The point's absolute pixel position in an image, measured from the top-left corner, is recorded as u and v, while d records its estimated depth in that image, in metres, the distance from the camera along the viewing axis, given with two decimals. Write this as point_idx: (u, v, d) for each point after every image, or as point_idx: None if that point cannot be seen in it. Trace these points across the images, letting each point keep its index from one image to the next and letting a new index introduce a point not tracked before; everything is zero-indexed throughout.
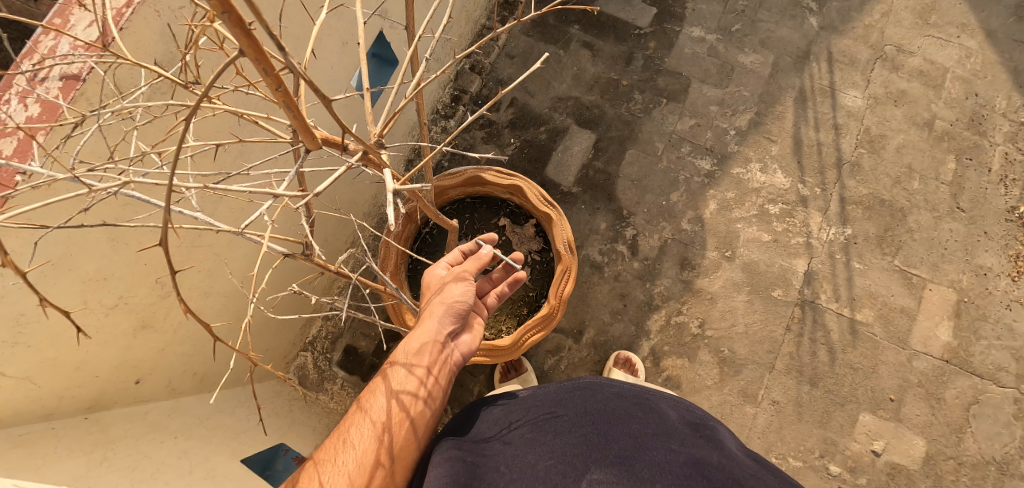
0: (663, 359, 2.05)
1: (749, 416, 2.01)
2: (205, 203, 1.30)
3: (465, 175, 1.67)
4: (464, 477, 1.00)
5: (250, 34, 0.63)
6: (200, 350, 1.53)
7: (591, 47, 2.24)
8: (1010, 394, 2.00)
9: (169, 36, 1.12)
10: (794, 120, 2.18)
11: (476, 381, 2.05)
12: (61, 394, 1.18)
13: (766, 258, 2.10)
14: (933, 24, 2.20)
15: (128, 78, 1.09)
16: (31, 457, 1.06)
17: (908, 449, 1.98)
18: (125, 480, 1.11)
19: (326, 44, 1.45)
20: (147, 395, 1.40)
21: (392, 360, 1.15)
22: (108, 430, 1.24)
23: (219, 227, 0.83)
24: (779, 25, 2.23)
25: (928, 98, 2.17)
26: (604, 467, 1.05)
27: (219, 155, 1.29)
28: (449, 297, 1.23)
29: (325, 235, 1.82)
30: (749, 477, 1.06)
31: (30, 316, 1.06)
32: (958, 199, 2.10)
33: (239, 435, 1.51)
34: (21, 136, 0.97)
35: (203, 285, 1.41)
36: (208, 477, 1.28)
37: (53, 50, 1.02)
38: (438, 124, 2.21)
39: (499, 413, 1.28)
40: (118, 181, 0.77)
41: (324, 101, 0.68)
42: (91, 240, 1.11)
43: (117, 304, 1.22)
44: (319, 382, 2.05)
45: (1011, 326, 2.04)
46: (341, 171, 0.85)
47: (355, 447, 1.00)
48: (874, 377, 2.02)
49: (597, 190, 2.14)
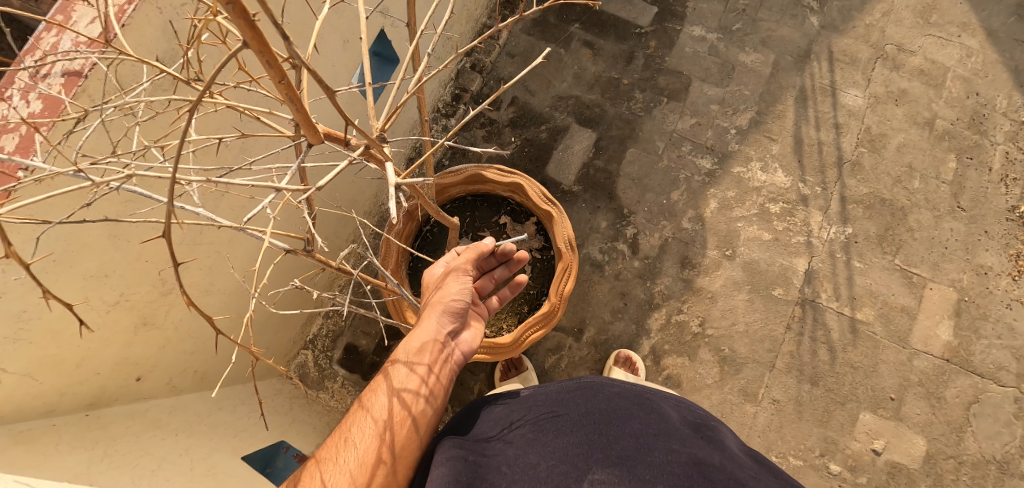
0: (663, 358, 2.05)
1: (749, 415, 2.01)
2: (206, 200, 1.30)
3: (467, 173, 1.67)
4: (466, 477, 1.00)
5: (254, 26, 0.63)
6: (201, 347, 1.53)
7: (591, 46, 2.24)
8: (1010, 393, 2.00)
9: (171, 33, 1.12)
10: (795, 119, 2.18)
11: (476, 380, 2.05)
12: (62, 391, 1.18)
13: (766, 257, 2.10)
14: (934, 23, 2.20)
15: (130, 74, 1.09)
16: (32, 453, 1.06)
17: (908, 448, 1.98)
18: (126, 477, 1.11)
19: (327, 41, 1.45)
20: (148, 392, 1.40)
21: (392, 359, 1.15)
22: (109, 427, 1.24)
23: (221, 222, 0.82)
24: (780, 24, 2.23)
25: (928, 97, 2.17)
26: (606, 467, 1.05)
27: (220, 151, 1.29)
28: (448, 295, 1.23)
29: (326, 233, 1.82)
30: (750, 478, 1.06)
31: (32, 312, 1.06)
32: (959, 199, 2.10)
33: (240, 433, 1.51)
34: (23, 132, 0.97)
35: (204, 282, 1.41)
36: (209, 474, 1.28)
37: (55, 47, 1.02)
38: (439, 123, 2.21)
39: (500, 413, 1.27)
40: (121, 175, 0.77)
41: (328, 93, 0.68)
42: (93, 236, 1.11)
43: (118, 301, 1.22)
44: (320, 380, 2.05)
45: (1011, 325, 2.04)
46: (343, 166, 0.84)
47: (356, 446, 1.00)
48: (874, 376, 2.02)
49: (597, 189, 2.14)
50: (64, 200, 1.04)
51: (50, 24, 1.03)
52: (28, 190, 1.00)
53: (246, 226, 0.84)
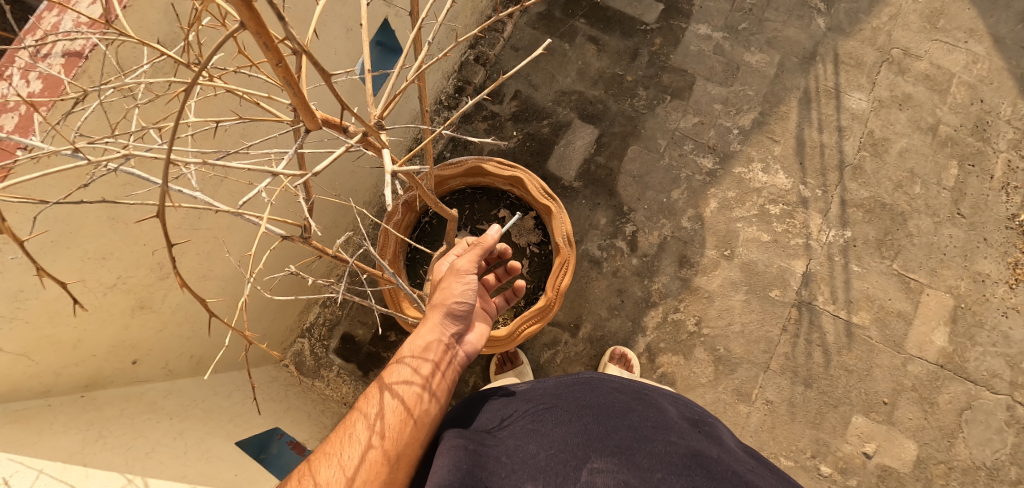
0: (658, 356, 2.05)
1: (742, 415, 2.02)
2: (205, 185, 1.31)
3: (467, 165, 1.67)
4: (466, 465, 1.00)
5: (250, 6, 0.62)
6: (197, 332, 1.53)
7: (596, 42, 2.23)
8: (1004, 401, 2.00)
9: (173, 16, 1.12)
10: (797, 121, 2.18)
11: (471, 372, 2.06)
12: (58, 371, 1.19)
13: (765, 258, 2.10)
14: (941, 28, 2.19)
15: (130, 57, 1.10)
16: (27, 433, 1.07)
17: (899, 452, 1.99)
18: (120, 459, 1.12)
19: (329, 28, 1.45)
20: (143, 375, 1.41)
21: (398, 357, 1.16)
22: (103, 409, 1.25)
23: (218, 207, 0.82)
24: (786, 24, 2.22)
25: (933, 102, 2.16)
26: (605, 455, 1.05)
27: (219, 135, 1.30)
28: (454, 297, 1.22)
29: (325, 222, 1.84)
30: (748, 472, 1.06)
31: (29, 292, 1.06)
32: (959, 205, 2.10)
33: (235, 418, 1.52)
34: (23, 112, 0.98)
35: (202, 268, 1.42)
36: (202, 457, 1.29)
37: (55, 27, 1.02)
38: (441, 115, 2.20)
39: (498, 406, 1.27)
40: (119, 155, 0.77)
41: (325, 77, 0.68)
42: (91, 219, 1.11)
43: (116, 283, 1.23)
44: (316, 369, 2.06)
45: (1007, 333, 2.04)
46: (341, 151, 0.83)
47: (360, 442, 1.01)
48: (868, 379, 2.03)
49: (598, 186, 2.14)
50: (61, 180, 1.04)
51: (52, 3, 1.04)
52: (26, 168, 1.00)
53: (242, 211, 0.84)
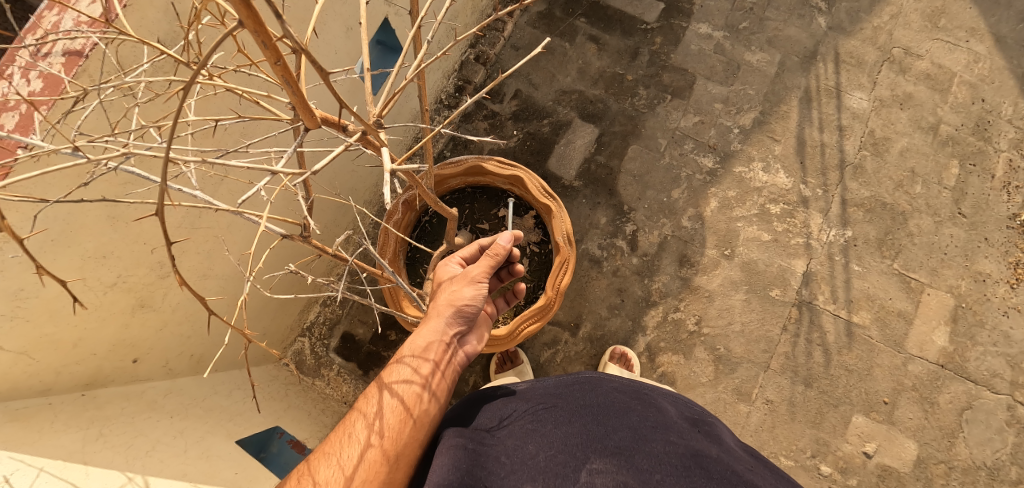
0: (658, 356, 2.05)
1: (741, 415, 2.02)
2: (205, 184, 1.31)
3: (467, 164, 1.67)
4: (465, 464, 1.00)
5: (248, 5, 0.62)
6: (198, 331, 1.54)
7: (596, 41, 2.23)
8: (1004, 401, 2.00)
9: (173, 15, 1.12)
10: (797, 120, 2.18)
11: (472, 372, 2.07)
12: (59, 370, 1.19)
13: (765, 258, 2.10)
14: (942, 27, 2.19)
15: (131, 56, 1.10)
16: (27, 431, 1.07)
17: (899, 451, 1.99)
18: (120, 457, 1.13)
19: (329, 27, 1.45)
20: (144, 374, 1.41)
21: (399, 357, 1.16)
22: (103, 407, 1.25)
23: (217, 206, 0.81)
24: (787, 23, 2.22)
25: (934, 102, 2.16)
26: (604, 456, 1.05)
27: (219, 134, 1.30)
28: (459, 299, 1.22)
29: (325, 221, 1.84)
30: (747, 472, 1.07)
31: (29, 291, 1.06)
32: (959, 205, 2.10)
33: (235, 417, 1.52)
34: (23, 111, 0.99)
35: (202, 267, 1.43)
36: (203, 456, 1.29)
37: (56, 26, 1.03)
38: (441, 114, 2.20)
39: (498, 405, 1.27)
40: (118, 153, 0.76)
41: (323, 76, 0.68)
42: (91, 217, 1.11)
43: (116, 282, 1.23)
44: (316, 368, 2.06)
45: (1008, 333, 2.04)
46: (339, 150, 0.83)
47: (359, 442, 1.01)
48: (868, 379, 2.03)
49: (598, 185, 2.14)
50: (61, 179, 1.04)
51: (52, 2, 1.04)
52: (26, 167, 1.00)
53: (242, 209, 0.84)
